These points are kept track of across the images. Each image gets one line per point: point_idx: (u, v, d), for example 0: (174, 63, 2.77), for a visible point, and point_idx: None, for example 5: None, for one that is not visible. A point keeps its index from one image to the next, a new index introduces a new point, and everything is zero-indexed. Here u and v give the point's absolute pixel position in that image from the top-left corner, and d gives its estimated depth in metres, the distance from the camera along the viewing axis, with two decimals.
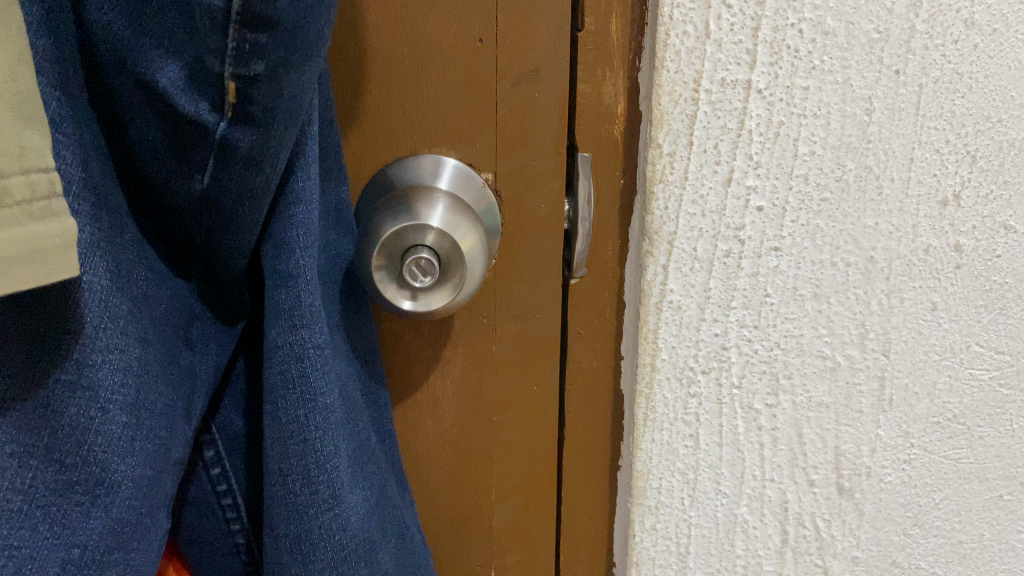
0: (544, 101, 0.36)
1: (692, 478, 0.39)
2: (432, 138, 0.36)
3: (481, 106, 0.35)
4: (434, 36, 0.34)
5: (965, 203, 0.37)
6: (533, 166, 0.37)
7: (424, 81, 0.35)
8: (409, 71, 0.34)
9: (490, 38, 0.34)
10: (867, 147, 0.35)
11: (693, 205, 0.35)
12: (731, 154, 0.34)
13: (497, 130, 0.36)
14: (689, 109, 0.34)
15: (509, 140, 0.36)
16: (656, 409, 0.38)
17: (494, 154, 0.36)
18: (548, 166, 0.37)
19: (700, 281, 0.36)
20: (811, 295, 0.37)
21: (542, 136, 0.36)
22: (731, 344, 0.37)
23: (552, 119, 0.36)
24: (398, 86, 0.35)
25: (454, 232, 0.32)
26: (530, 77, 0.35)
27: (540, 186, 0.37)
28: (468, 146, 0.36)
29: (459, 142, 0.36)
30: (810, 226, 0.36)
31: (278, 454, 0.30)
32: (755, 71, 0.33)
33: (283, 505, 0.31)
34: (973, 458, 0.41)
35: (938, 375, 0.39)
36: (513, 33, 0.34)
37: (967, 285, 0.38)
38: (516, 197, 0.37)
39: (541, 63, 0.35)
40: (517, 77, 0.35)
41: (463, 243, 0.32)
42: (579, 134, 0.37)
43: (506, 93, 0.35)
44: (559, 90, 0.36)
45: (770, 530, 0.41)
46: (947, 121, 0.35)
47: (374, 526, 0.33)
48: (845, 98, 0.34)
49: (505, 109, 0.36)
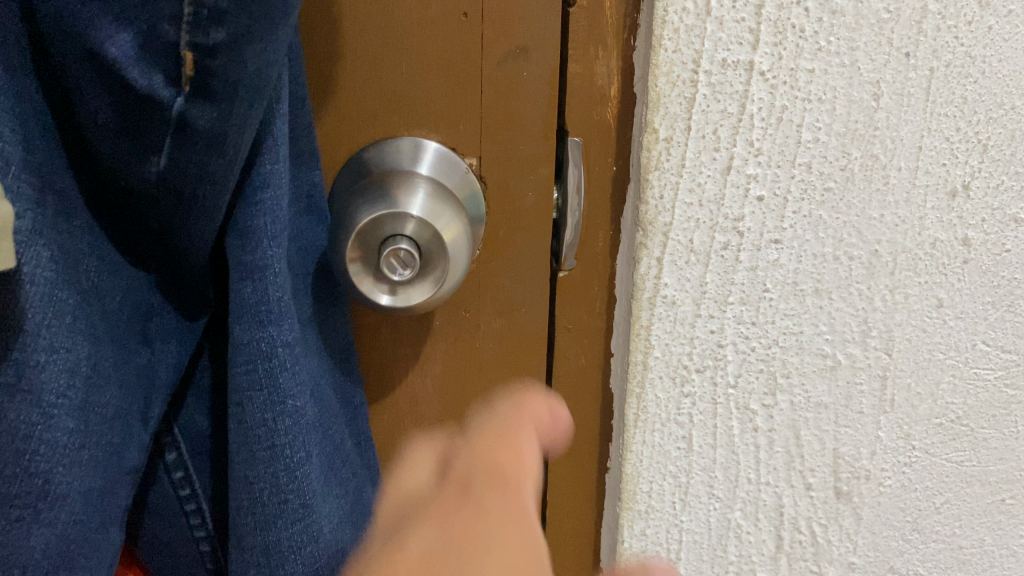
0: (532, 81, 0.33)
1: (684, 481, 0.38)
2: (412, 121, 0.33)
3: (465, 86, 0.33)
4: (410, 10, 0.32)
5: (974, 194, 0.35)
6: (521, 151, 0.34)
7: (403, 59, 0.32)
8: (386, 48, 0.32)
9: (476, 12, 0.32)
10: (874, 135, 0.33)
11: (690, 194, 0.33)
12: (731, 141, 0.32)
13: (483, 112, 0.34)
14: (688, 91, 0.32)
15: (495, 124, 0.34)
16: (647, 410, 0.37)
17: (478, 138, 0.34)
18: (537, 152, 0.35)
19: (696, 275, 0.34)
20: (811, 290, 0.35)
21: (530, 120, 0.34)
22: (727, 341, 0.35)
23: (542, 100, 0.34)
24: (374, 64, 0.32)
25: (435, 221, 0.30)
26: (517, 56, 0.33)
27: (528, 174, 0.35)
28: (451, 129, 0.34)
29: (441, 125, 0.34)
30: (812, 217, 0.34)
31: (243, 461, 0.28)
32: (758, 51, 0.31)
33: (248, 514, 0.28)
34: (976, 461, 0.39)
35: (941, 375, 0.37)
36: (500, 7, 0.32)
37: (974, 280, 0.36)
38: (502, 185, 0.35)
39: (530, 41, 0.33)
40: (504, 55, 0.33)
41: (445, 234, 0.30)
42: (570, 117, 0.34)
43: (493, 72, 0.33)
44: (548, 70, 0.33)
45: (764, 536, 0.39)
46: (958, 108, 0.33)
47: (348, 536, 0.31)
48: (851, 81, 0.32)
49: (490, 90, 0.33)
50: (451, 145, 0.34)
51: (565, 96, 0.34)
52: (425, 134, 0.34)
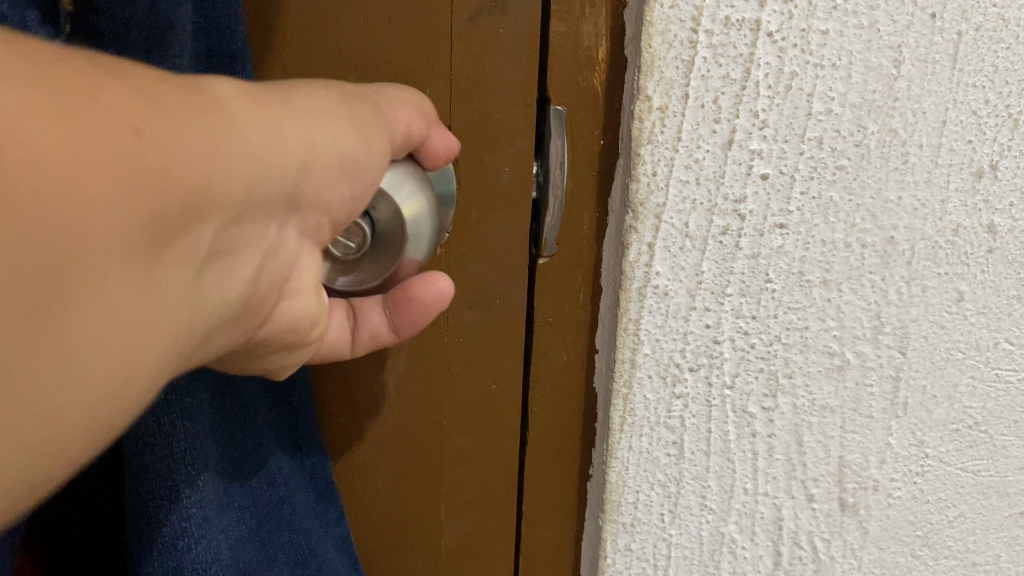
0: (509, 40, 0.30)
1: (673, 491, 0.34)
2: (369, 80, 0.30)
3: (430, 42, 0.30)
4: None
5: (1003, 174, 0.31)
6: (494, 117, 0.31)
7: (358, 9, 0.29)
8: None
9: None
10: (893, 106, 0.29)
11: (687, 171, 0.29)
12: (733, 111, 0.29)
13: (452, 71, 0.30)
14: (685, 54, 0.28)
15: (466, 85, 0.30)
16: (635, 412, 0.33)
17: (446, 101, 0.31)
18: (513, 117, 0.31)
19: (691, 263, 0.31)
20: (819, 281, 0.31)
21: (506, 79, 0.30)
22: (724, 337, 0.32)
23: (519, 55, 0.30)
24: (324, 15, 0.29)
25: (398, 193, 0.27)
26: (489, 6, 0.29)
27: (502, 146, 0.31)
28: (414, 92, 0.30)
29: (404, 86, 0.30)
30: (822, 199, 0.30)
31: (138, 474, 0.27)
32: (765, 9, 0.27)
33: (144, 536, 0.27)
34: (994, 471, 0.36)
35: (959, 377, 0.34)
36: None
37: (999, 272, 0.32)
38: (473, 159, 0.31)
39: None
40: (475, 9, 0.29)
41: (406, 208, 0.27)
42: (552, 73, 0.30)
43: (464, 29, 0.30)
44: (528, 28, 0.30)
45: (761, 551, 0.35)
46: (988, 77, 0.29)
47: (253, 553, 0.29)
48: (869, 45, 0.28)
49: (460, 44, 0.30)
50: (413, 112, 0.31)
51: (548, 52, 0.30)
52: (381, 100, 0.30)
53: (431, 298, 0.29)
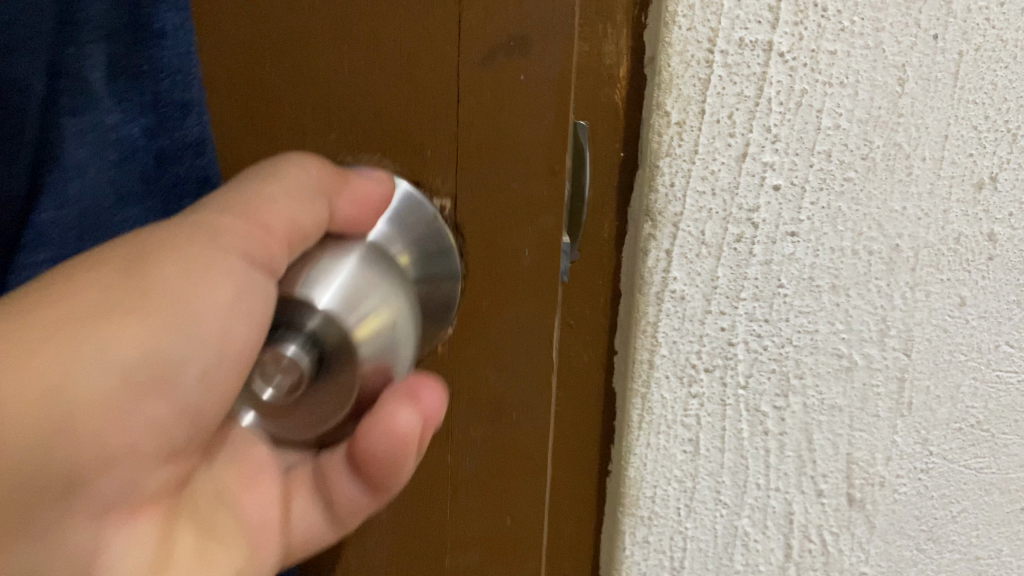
0: (535, 90, 0.30)
1: (689, 486, 0.36)
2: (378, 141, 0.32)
3: (443, 106, 0.31)
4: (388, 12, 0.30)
5: (1002, 186, 0.33)
6: (510, 181, 0.32)
7: (391, 56, 0.31)
8: (362, 57, 0.31)
9: (462, 20, 0.30)
10: (898, 122, 0.31)
11: (703, 182, 0.31)
12: (747, 126, 0.30)
13: (461, 131, 0.31)
14: (702, 72, 0.30)
15: (477, 145, 0.32)
16: (653, 411, 0.35)
17: (455, 163, 0.32)
18: (536, 185, 0.32)
19: (707, 269, 0.32)
20: (828, 287, 0.33)
21: (525, 140, 0.31)
22: (738, 339, 0.33)
23: (538, 115, 0.31)
24: (353, 81, 0.31)
25: (357, 307, 0.27)
26: (509, 64, 0.30)
27: (525, 216, 0.32)
28: (421, 154, 0.32)
29: (410, 149, 0.32)
30: (831, 209, 0.32)
31: None
32: (777, 31, 0.29)
33: None
34: (996, 468, 0.37)
35: (961, 377, 0.35)
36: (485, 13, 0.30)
37: (1000, 278, 0.34)
38: (489, 230, 0.33)
39: (527, 50, 0.30)
40: (503, 57, 0.30)
41: (362, 331, 0.27)
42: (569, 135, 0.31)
43: (489, 78, 0.30)
44: (553, 76, 0.30)
45: (772, 544, 0.37)
46: (988, 94, 0.31)
47: None
48: (875, 65, 0.30)
49: (474, 103, 0.31)
50: (422, 174, 0.32)
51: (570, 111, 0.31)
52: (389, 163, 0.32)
53: (385, 438, 0.28)
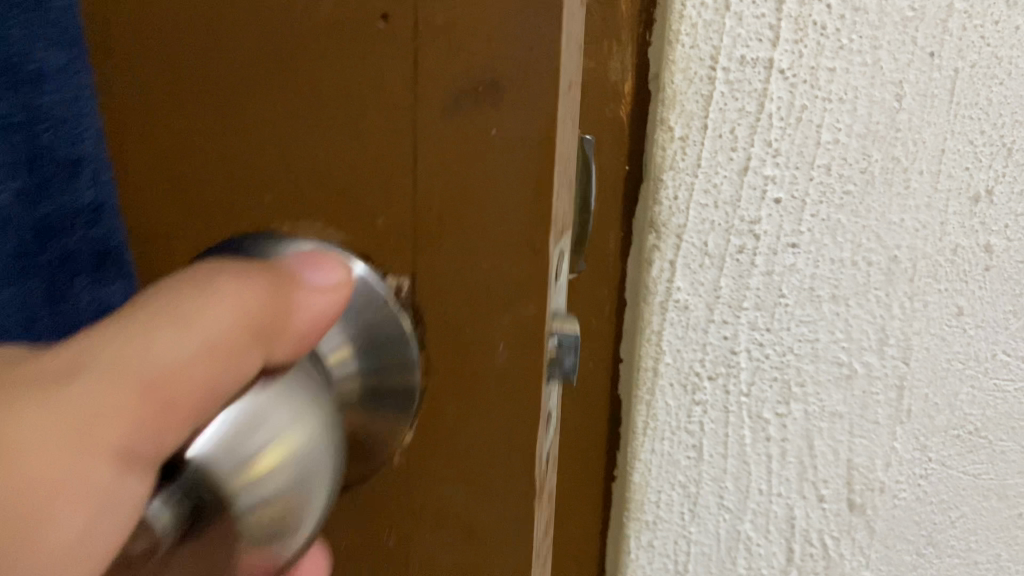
0: (505, 149, 0.24)
1: (693, 491, 0.37)
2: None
3: (398, 167, 0.25)
4: (326, 61, 0.25)
5: (998, 199, 0.34)
6: (482, 261, 0.26)
7: (336, 108, 0.25)
8: (298, 111, 0.25)
9: (417, 69, 0.24)
10: (896, 136, 0.32)
11: (706, 195, 0.32)
12: (748, 140, 0.31)
13: (421, 192, 0.25)
14: (705, 89, 0.31)
15: (447, 209, 0.25)
16: (657, 418, 0.36)
17: (413, 233, 0.26)
18: (512, 263, 0.25)
19: (710, 279, 0.33)
20: (829, 296, 0.34)
21: (503, 208, 0.25)
22: (741, 348, 0.34)
23: (517, 178, 0.24)
24: (302, 136, 0.26)
25: (249, 438, 0.20)
26: (477, 114, 0.24)
27: (494, 308, 0.26)
28: (371, 222, 0.26)
29: (358, 216, 0.26)
30: (830, 221, 0.33)
31: None
32: (778, 48, 0.30)
33: None
34: (994, 474, 0.38)
35: (959, 385, 0.36)
36: (445, 59, 0.24)
37: (997, 288, 0.35)
38: (456, 324, 0.27)
39: (502, 100, 0.24)
40: (472, 102, 0.24)
41: (259, 468, 0.20)
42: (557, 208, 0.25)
43: (453, 132, 0.25)
44: (529, 133, 0.24)
45: (774, 548, 0.38)
46: (983, 110, 0.32)
47: None
48: (873, 81, 0.31)
49: (435, 163, 0.25)
50: (373, 244, 0.26)
51: (555, 183, 0.25)
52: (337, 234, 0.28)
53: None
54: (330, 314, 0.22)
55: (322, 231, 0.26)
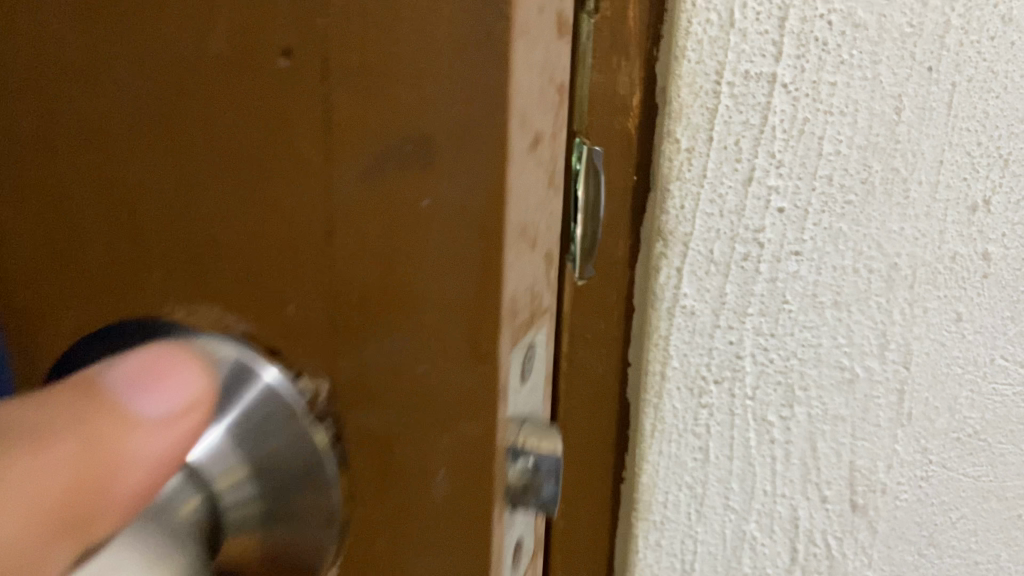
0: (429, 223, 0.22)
1: (699, 492, 0.38)
2: (219, 276, 0.24)
3: (306, 247, 0.23)
4: (223, 114, 0.23)
5: (995, 209, 0.35)
6: (405, 349, 0.23)
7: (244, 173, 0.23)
8: (210, 169, 0.23)
9: (333, 116, 0.22)
10: (895, 148, 0.33)
11: (711, 204, 0.33)
12: (753, 152, 0.32)
13: (339, 268, 0.23)
14: (710, 102, 0.32)
15: (367, 296, 0.23)
16: (665, 420, 0.37)
17: (331, 329, 0.24)
18: (441, 348, 0.23)
19: (716, 286, 0.34)
20: (831, 303, 0.35)
21: (429, 297, 0.23)
22: (746, 353, 0.35)
23: (446, 257, 0.22)
24: (211, 202, 0.23)
25: None
26: (398, 177, 0.22)
27: (436, 428, 0.24)
28: (275, 316, 0.24)
29: (267, 299, 0.24)
30: (832, 230, 0.34)
31: None
32: (780, 63, 0.31)
33: None
34: (992, 476, 0.39)
35: (959, 389, 0.37)
36: (360, 113, 0.22)
37: (994, 295, 0.36)
38: (384, 418, 0.24)
39: (433, 171, 0.22)
40: (392, 161, 0.22)
41: None
42: (503, 294, 0.23)
43: (370, 202, 0.22)
44: (450, 202, 0.22)
45: (779, 548, 0.39)
46: (980, 122, 0.33)
47: None
48: (873, 95, 0.32)
49: (350, 239, 0.23)
50: (283, 338, 0.24)
51: (486, 266, 0.22)
52: (235, 315, 0.24)
53: None
54: (179, 450, 0.17)
55: (220, 318, 0.24)
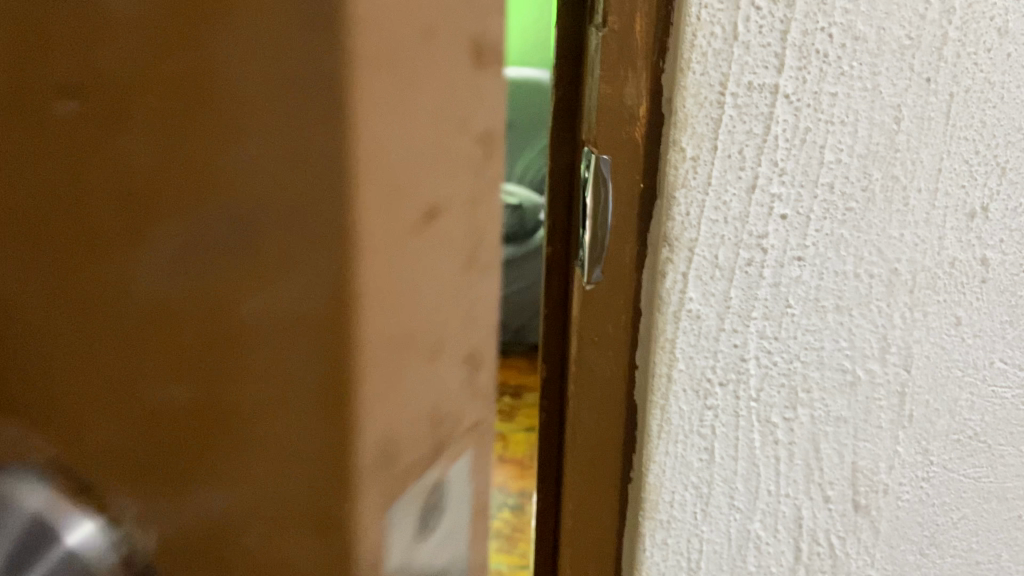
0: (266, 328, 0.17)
1: (705, 492, 0.39)
2: (21, 390, 0.19)
3: (119, 349, 0.18)
4: (13, 189, 0.18)
5: (993, 216, 0.36)
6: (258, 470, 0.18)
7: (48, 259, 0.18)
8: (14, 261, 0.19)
9: (129, 181, 0.17)
10: (895, 156, 0.34)
11: (716, 211, 0.34)
12: (756, 160, 0.34)
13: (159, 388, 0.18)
14: (714, 113, 0.33)
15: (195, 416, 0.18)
16: (671, 421, 0.38)
17: (155, 453, 0.19)
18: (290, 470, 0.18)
19: (720, 290, 0.35)
20: (833, 307, 0.36)
21: (258, 420, 0.18)
22: (750, 356, 0.36)
23: (274, 374, 0.17)
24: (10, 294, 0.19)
25: None
26: (221, 279, 0.17)
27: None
28: (78, 437, 0.19)
29: (82, 428, 0.19)
30: (834, 236, 0.35)
31: None
32: (782, 75, 0.32)
33: None
34: (993, 477, 0.40)
35: (959, 392, 0.38)
36: (159, 173, 0.17)
37: (993, 299, 0.37)
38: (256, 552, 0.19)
39: (258, 255, 0.17)
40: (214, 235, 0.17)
41: None
42: (360, 427, 0.17)
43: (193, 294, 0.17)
44: (295, 300, 0.17)
45: (783, 547, 0.40)
46: (978, 131, 0.34)
47: None
48: (873, 105, 0.33)
49: (169, 340, 0.18)
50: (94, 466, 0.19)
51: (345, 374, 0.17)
52: (42, 437, 0.19)
53: None
54: None
55: (22, 441, 0.20)
